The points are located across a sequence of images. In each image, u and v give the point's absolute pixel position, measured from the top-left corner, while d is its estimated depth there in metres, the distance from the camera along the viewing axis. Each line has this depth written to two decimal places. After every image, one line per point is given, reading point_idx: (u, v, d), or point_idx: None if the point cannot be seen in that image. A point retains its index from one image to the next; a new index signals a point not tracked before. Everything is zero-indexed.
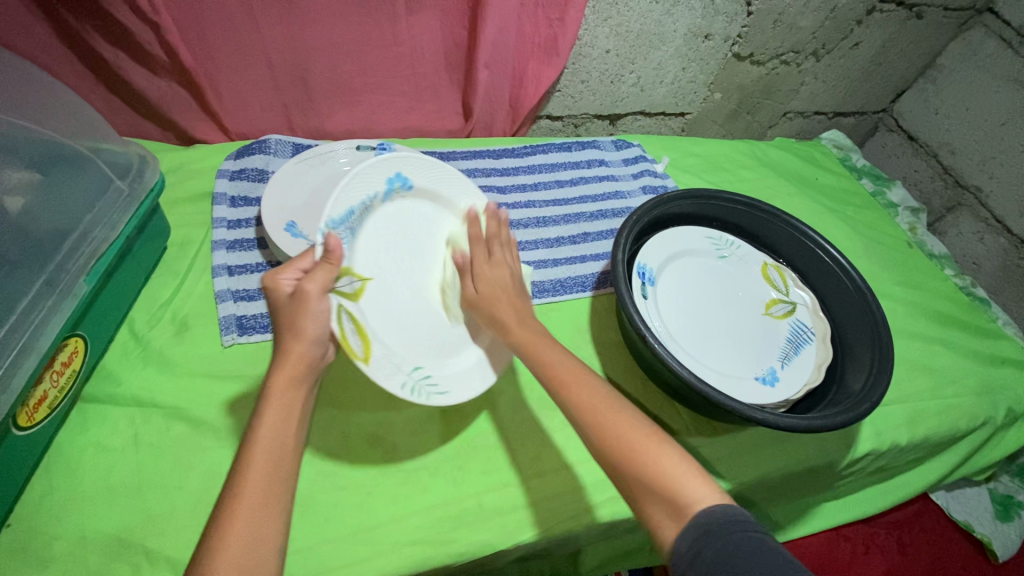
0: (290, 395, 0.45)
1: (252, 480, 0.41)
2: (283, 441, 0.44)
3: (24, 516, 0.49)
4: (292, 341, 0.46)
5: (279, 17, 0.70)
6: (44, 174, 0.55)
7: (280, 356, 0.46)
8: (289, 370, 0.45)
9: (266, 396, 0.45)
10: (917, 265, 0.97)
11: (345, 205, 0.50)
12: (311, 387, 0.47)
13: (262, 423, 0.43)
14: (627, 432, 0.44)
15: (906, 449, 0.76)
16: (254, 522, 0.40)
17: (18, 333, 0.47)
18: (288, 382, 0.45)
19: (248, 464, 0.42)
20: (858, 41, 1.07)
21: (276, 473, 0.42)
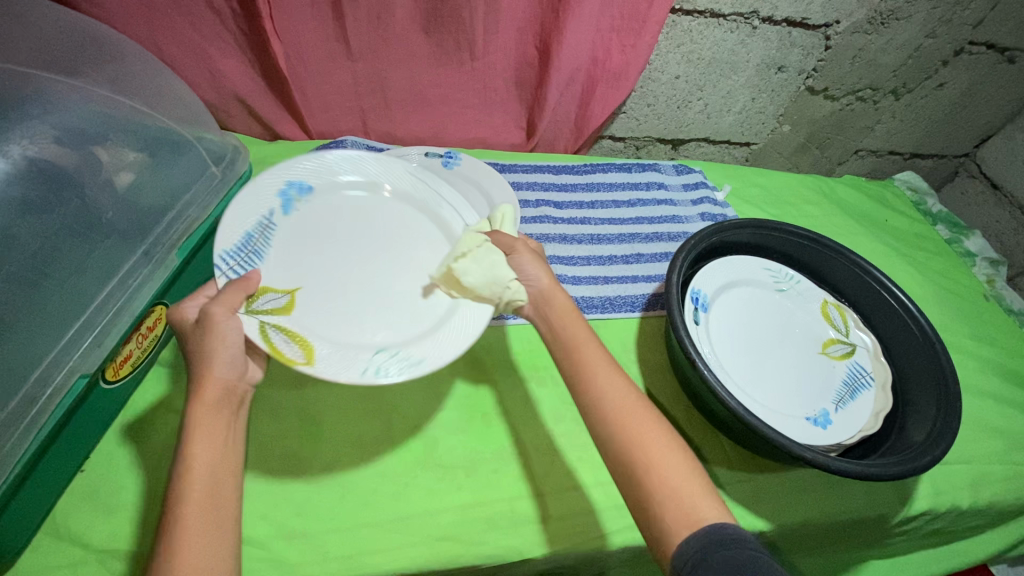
0: (215, 417, 0.46)
1: (188, 507, 0.42)
2: (222, 465, 0.44)
3: (99, 464, 0.54)
4: (202, 374, 0.47)
5: (368, 28, 0.75)
6: (151, 155, 0.61)
7: (196, 383, 0.46)
8: (207, 396, 0.46)
9: (190, 425, 0.45)
10: (994, 320, 0.91)
11: (238, 231, 0.55)
12: (238, 407, 0.48)
13: (192, 447, 0.44)
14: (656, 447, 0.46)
15: (967, 513, 0.71)
16: (204, 539, 0.41)
17: (116, 296, 0.52)
18: (212, 407, 0.46)
19: (181, 495, 0.42)
20: (943, 82, 1.03)
21: (217, 500, 0.43)
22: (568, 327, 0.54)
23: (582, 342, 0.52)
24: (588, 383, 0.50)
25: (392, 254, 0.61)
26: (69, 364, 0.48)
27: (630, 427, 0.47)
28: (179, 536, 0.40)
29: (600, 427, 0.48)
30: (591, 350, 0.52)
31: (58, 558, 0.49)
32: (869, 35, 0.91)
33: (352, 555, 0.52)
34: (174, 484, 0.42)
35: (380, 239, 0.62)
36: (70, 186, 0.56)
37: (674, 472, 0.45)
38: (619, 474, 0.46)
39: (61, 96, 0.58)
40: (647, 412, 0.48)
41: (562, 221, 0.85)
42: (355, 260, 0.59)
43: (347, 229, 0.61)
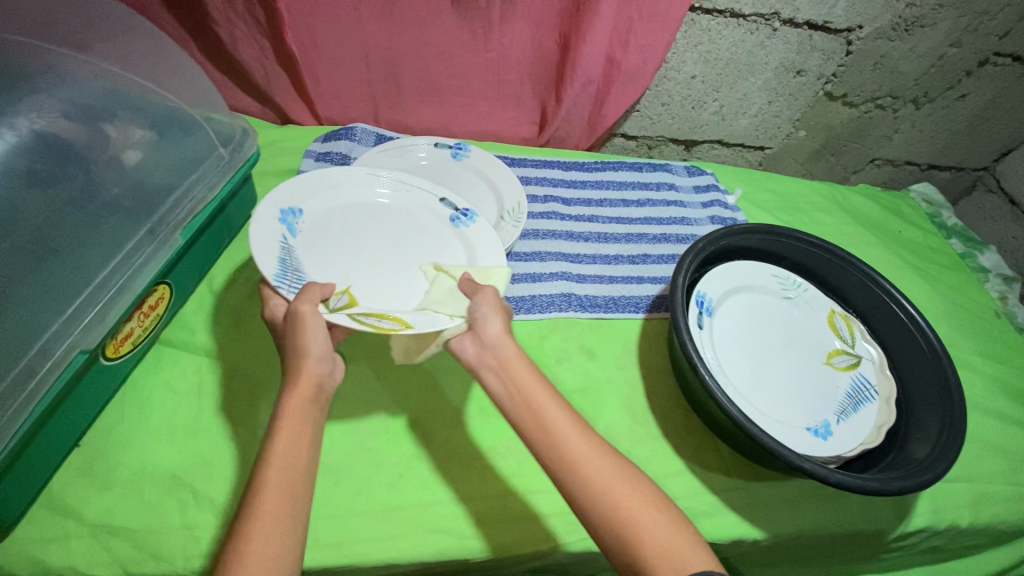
0: (302, 415, 0.46)
1: (268, 497, 0.41)
2: (298, 461, 0.44)
3: (97, 439, 0.54)
4: (298, 367, 0.49)
5: (382, 14, 0.75)
6: (159, 134, 0.61)
7: (292, 377, 0.48)
8: (300, 394, 0.47)
9: (280, 418, 0.46)
10: (1005, 338, 0.89)
11: (272, 257, 0.53)
12: (322, 410, 0.48)
13: (276, 441, 0.44)
14: (634, 507, 0.44)
15: (966, 532, 0.70)
16: (275, 531, 0.40)
17: (118, 274, 0.52)
18: (296, 404, 0.47)
19: (262, 484, 0.42)
20: (965, 93, 1.00)
21: (293, 491, 0.42)
22: (528, 387, 0.51)
23: (546, 399, 0.50)
24: (557, 447, 0.47)
25: (398, 240, 0.64)
26: (68, 339, 0.48)
27: (607, 490, 0.45)
28: (256, 526, 0.40)
29: (581, 502, 0.45)
30: (553, 411, 0.50)
31: (53, 531, 0.49)
32: (892, 42, 0.90)
33: (342, 542, 0.52)
34: (254, 478, 0.42)
35: (380, 228, 0.64)
36: (76, 161, 0.56)
37: (657, 537, 0.43)
38: (615, 552, 0.43)
39: (70, 70, 0.59)
40: (624, 474, 0.46)
41: (570, 218, 0.84)
42: (387, 253, 0.62)
43: (371, 227, 0.63)
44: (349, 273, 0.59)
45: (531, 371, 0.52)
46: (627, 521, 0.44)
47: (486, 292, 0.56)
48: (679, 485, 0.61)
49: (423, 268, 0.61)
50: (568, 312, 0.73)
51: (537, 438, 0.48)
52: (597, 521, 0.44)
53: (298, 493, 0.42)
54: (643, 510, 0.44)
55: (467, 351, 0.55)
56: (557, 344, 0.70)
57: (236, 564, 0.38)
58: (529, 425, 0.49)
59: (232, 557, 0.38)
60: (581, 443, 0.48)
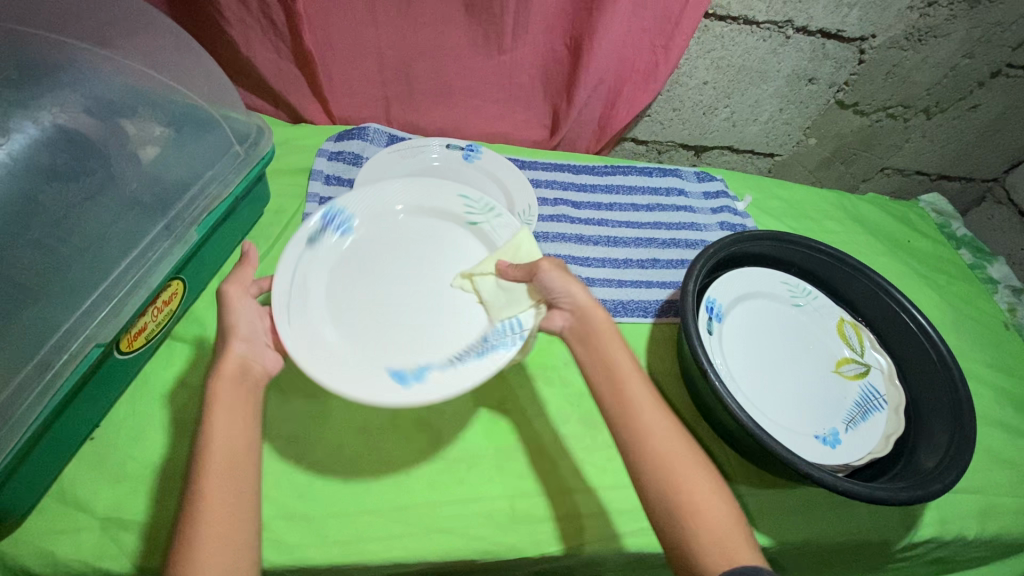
0: (233, 394, 0.47)
1: (207, 488, 0.42)
2: (239, 439, 0.45)
3: (109, 432, 0.54)
4: (221, 351, 0.49)
5: (397, 15, 0.75)
6: (177, 130, 0.61)
7: (217, 361, 0.49)
8: (224, 378, 0.48)
9: (210, 403, 0.46)
10: (1014, 350, 0.89)
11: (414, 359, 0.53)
12: (256, 386, 0.49)
13: (209, 428, 0.45)
14: (694, 490, 0.45)
15: (972, 544, 0.69)
16: (225, 529, 0.41)
17: (135, 269, 0.53)
18: (225, 384, 0.47)
19: (201, 472, 0.43)
20: (977, 104, 1.00)
21: (234, 485, 0.43)
22: (617, 361, 0.51)
23: (629, 375, 0.50)
24: (633, 425, 0.48)
25: (380, 266, 0.59)
26: (85, 333, 0.48)
27: (669, 467, 0.46)
28: (205, 502, 0.42)
29: (645, 476, 0.46)
30: (638, 389, 0.50)
31: (64, 523, 0.49)
32: (905, 51, 0.90)
33: (351, 541, 0.52)
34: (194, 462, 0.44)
35: (360, 271, 0.58)
36: (95, 157, 0.56)
37: (714, 519, 0.44)
38: (663, 524, 0.45)
39: (91, 67, 0.59)
40: (692, 454, 0.47)
41: (579, 221, 0.85)
42: (401, 285, 0.58)
43: (355, 277, 0.58)
44: (408, 329, 0.55)
45: (622, 353, 0.51)
46: (682, 503, 0.44)
47: (547, 267, 0.53)
48: None
49: (456, 285, 0.58)
50: None
51: (614, 409, 0.49)
52: (654, 498, 0.45)
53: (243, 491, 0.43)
54: (703, 490, 0.45)
55: (559, 325, 0.54)
56: None
57: (184, 540, 0.40)
58: (605, 396, 0.50)
59: (184, 535, 0.41)
60: (660, 420, 0.48)
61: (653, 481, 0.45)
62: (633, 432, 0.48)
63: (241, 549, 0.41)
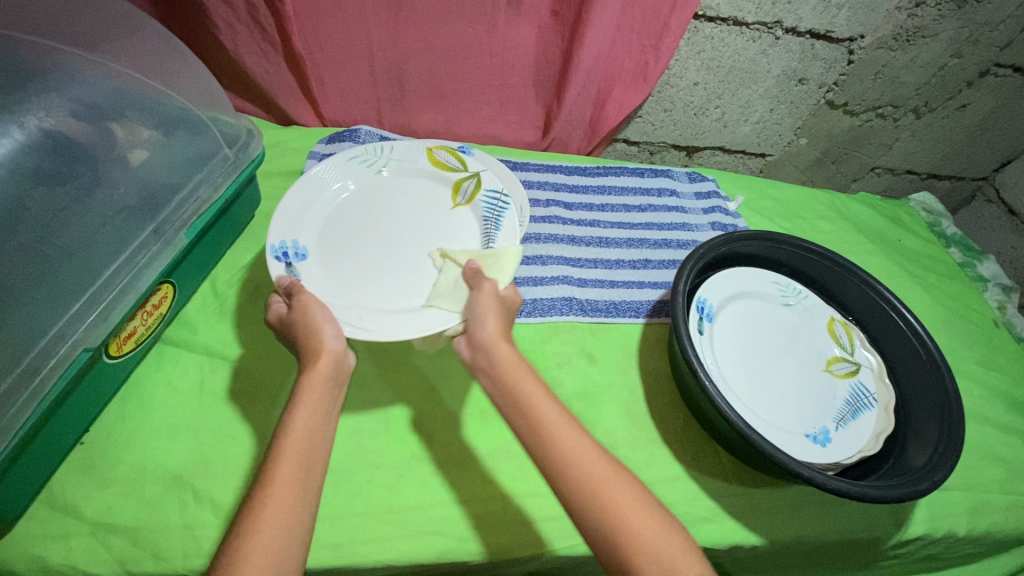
0: (320, 386, 0.49)
1: (280, 473, 0.43)
2: (315, 432, 0.46)
3: (98, 436, 0.54)
4: (316, 348, 0.51)
5: (387, 18, 0.75)
6: (166, 134, 0.61)
7: (308, 356, 0.51)
8: (317, 372, 0.50)
9: (300, 393, 0.48)
10: (1003, 348, 0.89)
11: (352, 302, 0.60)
12: (338, 385, 0.51)
13: (294, 415, 0.46)
14: (630, 513, 0.44)
15: (963, 541, 0.70)
16: (286, 518, 0.41)
17: (123, 273, 0.52)
18: (318, 380, 0.49)
19: (275, 457, 0.44)
20: (966, 103, 1.01)
21: (307, 473, 0.44)
22: (527, 389, 0.50)
23: (537, 397, 0.50)
24: (552, 451, 0.47)
25: (371, 220, 0.68)
26: (72, 337, 0.48)
27: (598, 495, 0.44)
28: (274, 486, 0.42)
29: (583, 511, 0.44)
30: (550, 410, 0.49)
31: (53, 528, 0.49)
32: (894, 52, 0.90)
33: (342, 543, 0.52)
34: (272, 447, 0.45)
35: (351, 220, 0.67)
36: (82, 161, 0.56)
37: (655, 540, 0.43)
38: (606, 557, 0.43)
39: (79, 70, 0.59)
40: (619, 473, 0.46)
41: (571, 222, 0.85)
42: (390, 245, 0.66)
43: (348, 220, 0.67)
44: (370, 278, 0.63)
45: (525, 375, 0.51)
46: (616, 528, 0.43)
47: (486, 288, 0.57)
48: (677, 490, 0.61)
49: (431, 257, 0.65)
50: (569, 316, 0.73)
51: (538, 443, 0.47)
52: (586, 521, 0.44)
53: (310, 483, 0.43)
54: (636, 509, 0.44)
55: (462, 348, 0.56)
56: (557, 348, 0.71)
57: (249, 522, 0.40)
58: (528, 432, 0.48)
59: (250, 516, 0.41)
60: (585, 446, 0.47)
61: (591, 512, 0.44)
62: (557, 465, 0.46)
63: (295, 540, 0.40)
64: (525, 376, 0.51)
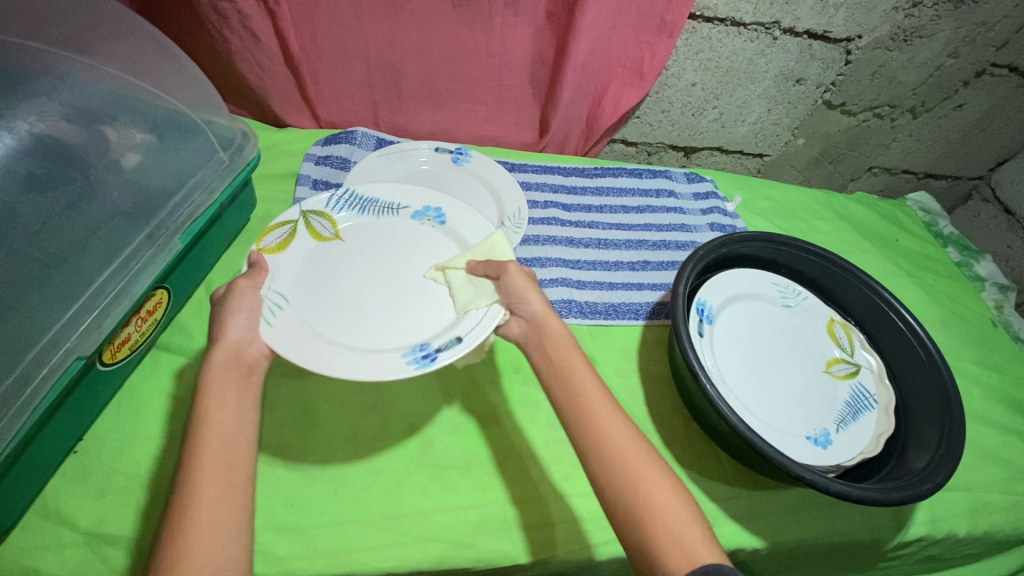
0: (227, 379, 0.47)
1: (207, 481, 0.41)
2: (227, 431, 0.44)
3: (92, 445, 0.53)
4: (214, 339, 0.49)
5: (382, 19, 0.74)
6: (159, 138, 0.60)
7: (211, 347, 0.49)
8: (220, 367, 0.47)
9: (205, 391, 0.46)
10: (1001, 347, 0.90)
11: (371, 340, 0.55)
12: (252, 373, 0.49)
13: (211, 416, 0.45)
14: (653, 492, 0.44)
15: (963, 541, 0.70)
16: (211, 531, 0.40)
17: (117, 278, 0.52)
18: (227, 373, 0.47)
19: (195, 464, 0.42)
20: (961, 103, 1.01)
21: (233, 475, 0.43)
22: (568, 365, 0.51)
23: (582, 377, 0.50)
24: (587, 424, 0.48)
25: (348, 265, 0.61)
26: (65, 344, 0.47)
27: (624, 472, 0.45)
28: (196, 495, 0.41)
29: (607, 488, 0.45)
30: (590, 386, 0.50)
31: (46, 538, 0.48)
32: (891, 51, 0.90)
33: (341, 551, 0.51)
34: (188, 454, 0.43)
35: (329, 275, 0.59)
36: (74, 165, 0.55)
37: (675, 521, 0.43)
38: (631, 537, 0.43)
39: (70, 73, 0.58)
40: (640, 447, 0.47)
41: (569, 223, 0.84)
42: (378, 282, 0.60)
43: (331, 276, 0.59)
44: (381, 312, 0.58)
45: (570, 357, 0.52)
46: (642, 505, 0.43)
47: (510, 267, 0.56)
48: None
49: (428, 276, 0.61)
50: (568, 319, 0.73)
51: (575, 417, 0.48)
52: (617, 496, 0.44)
53: (238, 485, 0.42)
54: (660, 490, 0.44)
55: (516, 331, 0.56)
56: None
57: (175, 541, 0.39)
58: (563, 405, 0.50)
59: (179, 518, 0.40)
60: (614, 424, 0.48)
61: (615, 488, 0.45)
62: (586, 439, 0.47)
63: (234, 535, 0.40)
64: (576, 360, 0.52)
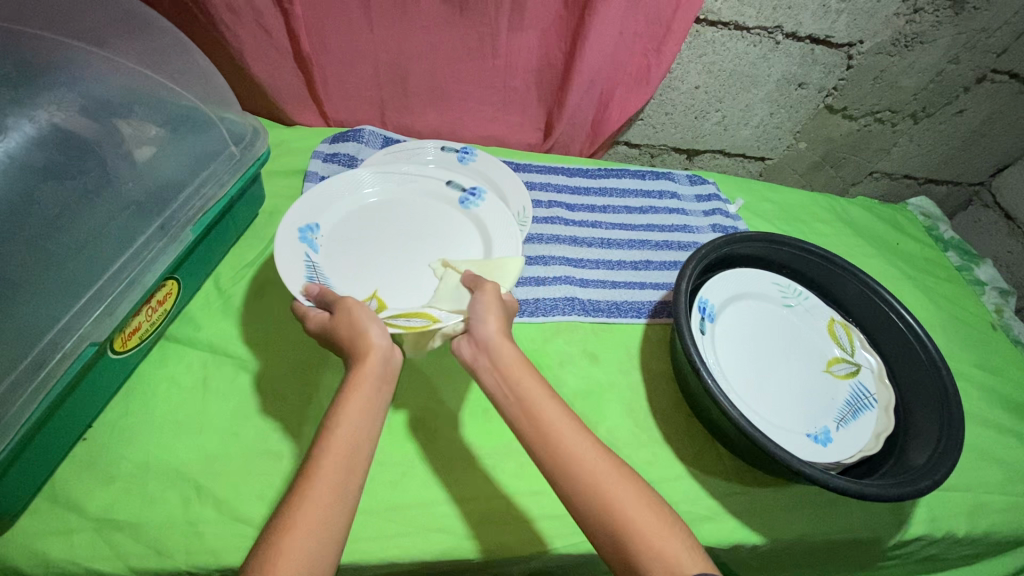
0: (370, 385, 0.47)
1: (321, 488, 0.41)
2: (353, 438, 0.44)
3: (101, 433, 0.54)
4: (364, 348, 0.48)
5: (391, 20, 0.76)
6: (172, 131, 0.62)
7: (359, 355, 0.48)
8: (366, 371, 0.47)
9: (346, 390, 0.46)
10: (1001, 350, 0.90)
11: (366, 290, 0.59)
12: (387, 383, 0.48)
13: (341, 420, 0.44)
14: (631, 512, 0.44)
15: (962, 541, 0.70)
16: (312, 539, 0.39)
17: (131, 267, 0.53)
18: (369, 377, 0.47)
19: (317, 462, 0.43)
20: (962, 109, 1.02)
21: (348, 483, 0.42)
22: (524, 385, 0.50)
23: (542, 400, 0.49)
24: (555, 450, 0.47)
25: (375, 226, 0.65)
26: (80, 330, 0.48)
27: (596, 495, 0.45)
28: (308, 502, 0.41)
29: (582, 507, 0.45)
30: (552, 411, 0.49)
31: (56, 523, 0.49)
32: (892, 57, 0.91)
33: (346, 540, 0.52)
34: (314, 452, 0.43)
35: (358, 233, 0.64)
36: (90, 156, 0.56)
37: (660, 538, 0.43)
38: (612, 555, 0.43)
39: (87, 66, 0.59)
40: (613, 466, 0.47)
41: (573, 223, 0.85)
42: (404, 242, 0.64)
43: (357, 234, 0.64)
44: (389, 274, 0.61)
45: (528, 370, 0.51)
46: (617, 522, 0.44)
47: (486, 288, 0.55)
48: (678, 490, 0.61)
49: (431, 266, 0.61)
50: (571, 316, 0.73)
51: (534, 441, 0.48)
52: (590, 514, 0.44)
53: (349, 493, 0.42)
54: (632, 500, 0.45)
55: (466, 351, 0.53)
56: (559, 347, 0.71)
57: (270, 537, 0.40)
58: (524, 427, 0.48)
59: (279, 528, 0.40)
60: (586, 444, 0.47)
61: (589, 508, 0.45)
62: (553, 461, 0.46)
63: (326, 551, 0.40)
64: (528, 373, 0.51)
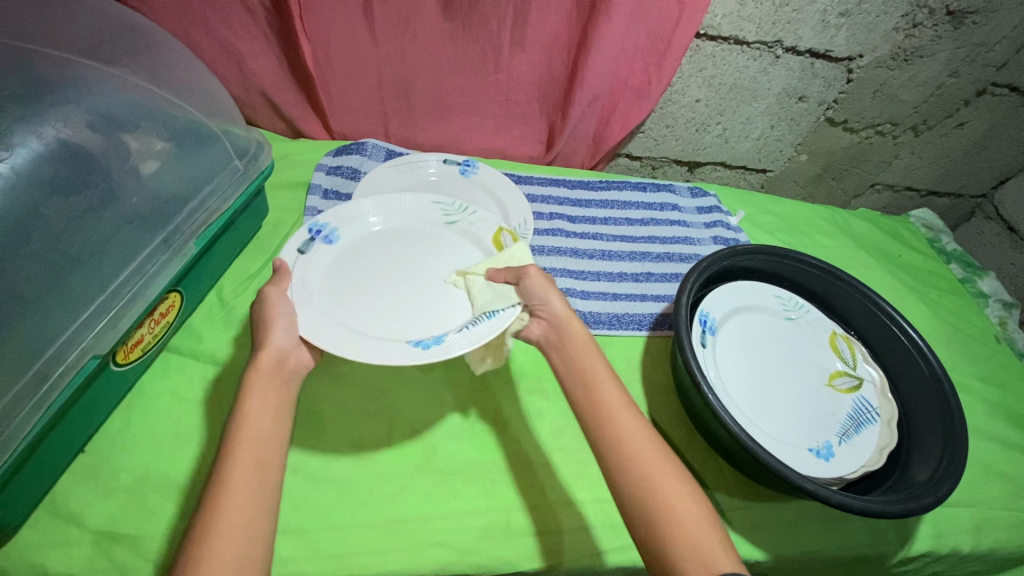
0: (266, 382, 0.49)
1: (235, 481, 0.43)
2: (261, 428, 0.46)
3: (102, 445, 0.54)
4: (262, 343, 0.51)
5: (394, 35, 0.77)
6: (177, 145, 0.63)
7: (257, 349, 0.51)
8: (265, 369, 0.50)
9: (247, 389, 0.48)
10: (1006, 364, 0.89)
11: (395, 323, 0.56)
12: (290, 378, 0.51)
13: (245, 412, 0.47)
14: (674, 503, 0.45)
15: (967, 558, 0.69)
16: (241, 526, 0.41)
17: (133, 281, 0.54)
18: (260, 377, 0.49)
19: (230, 454, 0.44)
20: (963, 122, 1.02)
21: (263, 473, 0.44)
22: (594, 374, 0.53)
23: (603, 386, 0.52)
24: (621, 446, 0.48)
25: (369, 256, 0.62)
26: (82, 344, 0.49)
27: (647, 488, 0.46)
28: (224, 494, 0.42)
29: (632, 505, 0.46)
30: (612, 397, 0.51)
31: (55, 536, 0.49)
32: (892, 71, 0.92)
33: (344, 554, 0.51)
34: (224, 445, 0.45)
35: (359, 267, 0.61)
36: (96, 170, 0.57)
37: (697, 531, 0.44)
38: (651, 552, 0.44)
39: (97, 83, 0.60)
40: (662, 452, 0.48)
41: (574, 235, 0.86)
42: (400, 266, 0.62)
43: (357, 268, 0.61)
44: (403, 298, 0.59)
45: (591, 356, 0.54)
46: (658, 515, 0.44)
47: (531, 273, 0.57)
48: None
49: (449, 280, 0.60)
50: None
51: (596, 431, 0.50)
52: (637, 511, 0.45)
53: (269, 484, 0.44)
54: (680, 497, 0.45)
55: (536, 334, 0.58)
56: None
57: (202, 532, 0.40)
58: (585, 415, 0.51)
59: (202, 520, 0.41)
60: (642, 439, 0.49)
61: (642, 504, 0.45)
62: (611, 458, 0.48)
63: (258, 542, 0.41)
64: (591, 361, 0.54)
